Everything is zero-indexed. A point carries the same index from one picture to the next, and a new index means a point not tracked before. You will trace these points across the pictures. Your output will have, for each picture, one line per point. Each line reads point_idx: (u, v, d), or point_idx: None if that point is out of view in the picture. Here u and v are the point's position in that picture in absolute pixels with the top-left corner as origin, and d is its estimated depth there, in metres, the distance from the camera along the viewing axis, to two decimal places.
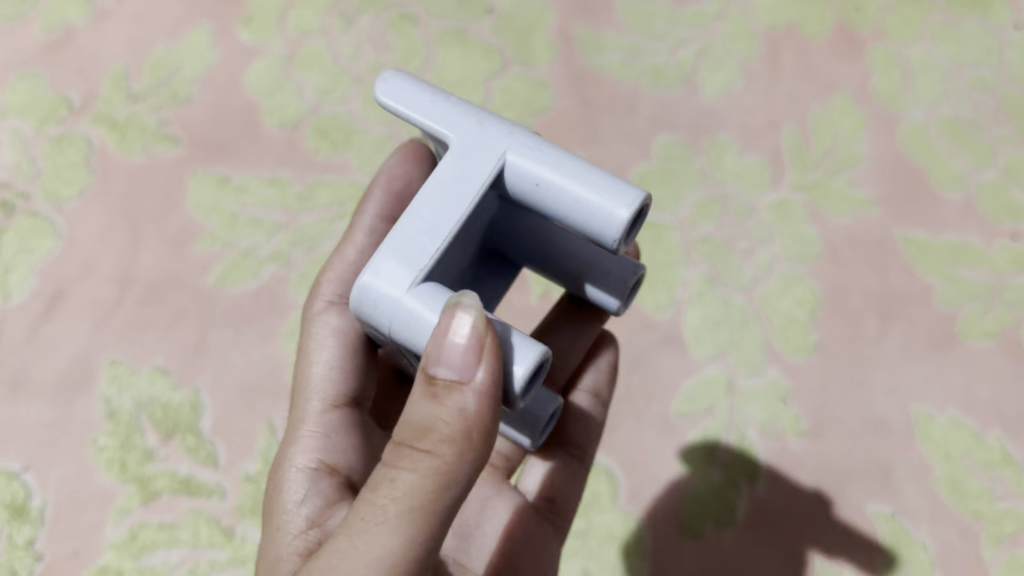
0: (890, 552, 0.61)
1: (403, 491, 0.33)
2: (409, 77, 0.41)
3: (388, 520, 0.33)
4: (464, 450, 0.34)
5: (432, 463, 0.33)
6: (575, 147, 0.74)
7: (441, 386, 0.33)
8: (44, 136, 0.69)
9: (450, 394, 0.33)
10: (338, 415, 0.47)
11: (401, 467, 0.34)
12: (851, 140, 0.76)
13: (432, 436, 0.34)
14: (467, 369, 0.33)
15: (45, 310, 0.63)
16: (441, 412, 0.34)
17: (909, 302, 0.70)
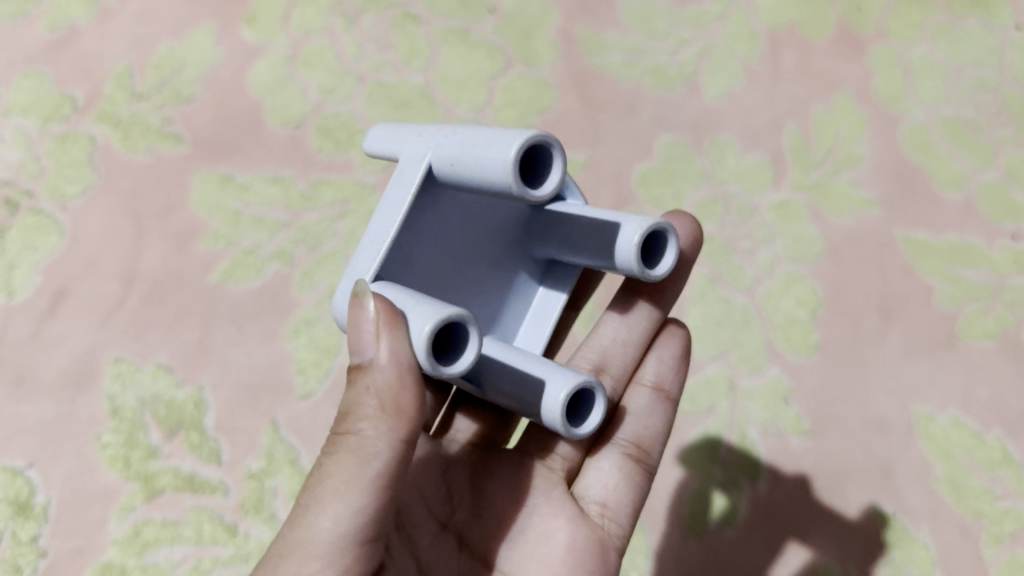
0: (889, 551, 0.62)
1: (330, 472, 0.34)
2: (383, 123, 0.46)
3: (318, 501, 0.34)
4: (382, 428, 0.34)
5: (354, 442, 0.34)
6: (577, 147, 0.74)
7: (357, 369, 0.35)
8: (48, 134, 0.69)
9: (365, 377, 0.34)
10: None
11: (331, 450, 0.35)
12: (853, 140, 0.76)
13: (353, 421, 0.34)
14: (374, 348, 0.34)
15: (48, 307, 0.63)
16: (361, 397, 0.34)
17: (909, 302, 0.70)
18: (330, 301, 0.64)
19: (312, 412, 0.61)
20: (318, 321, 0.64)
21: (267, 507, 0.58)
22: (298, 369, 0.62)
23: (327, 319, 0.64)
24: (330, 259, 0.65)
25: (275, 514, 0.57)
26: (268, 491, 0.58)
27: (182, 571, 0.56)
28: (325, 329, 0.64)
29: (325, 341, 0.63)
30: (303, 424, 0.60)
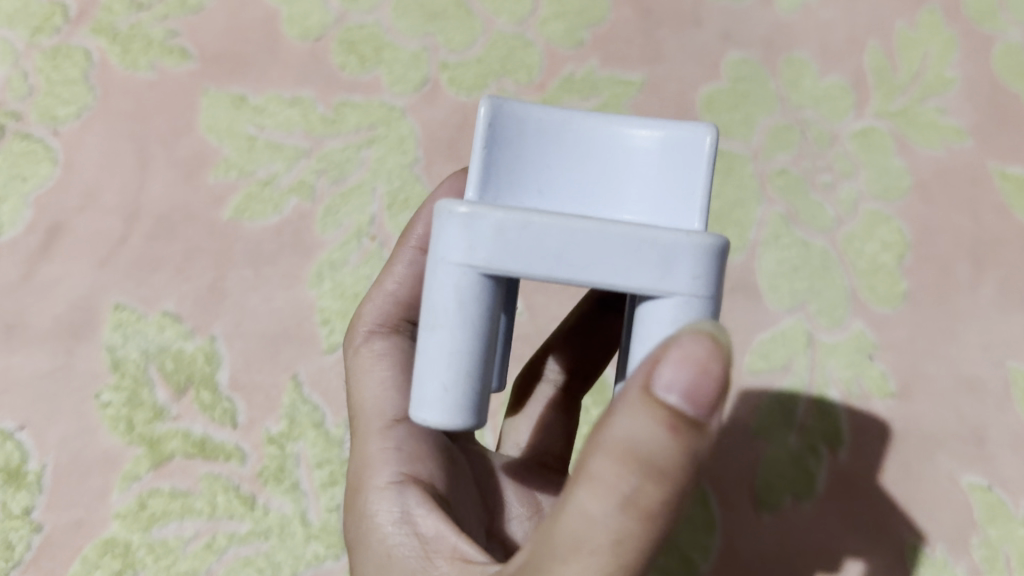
0: (984, 526, 0.55)
1: (624, 553, 0.26)
2: (509, 111, 0.34)
3: None
4: (687, 485, 0.26)
5: (654, 520, 0.26)
6: (633, 65, 0.65)
7: (676, 417, 0.25)
8: (36, 48, 0.60)
9: (686, 430, 0.25)
10: (410, 431, 0.38)
11: (626, 522, 0.25)
12: (941, 63, 0.66)
13: (665, 484, 0.25)
14: (696, 406, 0.25)
15: (41, 245, 0.56)
16: (675, 450, 0.25)
17: (1006, 245, 0.61)
18: (356, 241, 0.57)
19: (339, 369, 0.54)
20: (344, 266, 0.57)
21: (290, 477, 0.51)
22: (321, 319, 0.55)
23: (354, 264, 0.57)
24: (355, 194, 0.58)
25: (298, 484, 0.51)
26: (291, 459, 0.52)
27: (194, 548, 0.50)
28: (350, 273, 0.56)
29: (351, 287, 0.56)
30: (330, 383, 0.54)
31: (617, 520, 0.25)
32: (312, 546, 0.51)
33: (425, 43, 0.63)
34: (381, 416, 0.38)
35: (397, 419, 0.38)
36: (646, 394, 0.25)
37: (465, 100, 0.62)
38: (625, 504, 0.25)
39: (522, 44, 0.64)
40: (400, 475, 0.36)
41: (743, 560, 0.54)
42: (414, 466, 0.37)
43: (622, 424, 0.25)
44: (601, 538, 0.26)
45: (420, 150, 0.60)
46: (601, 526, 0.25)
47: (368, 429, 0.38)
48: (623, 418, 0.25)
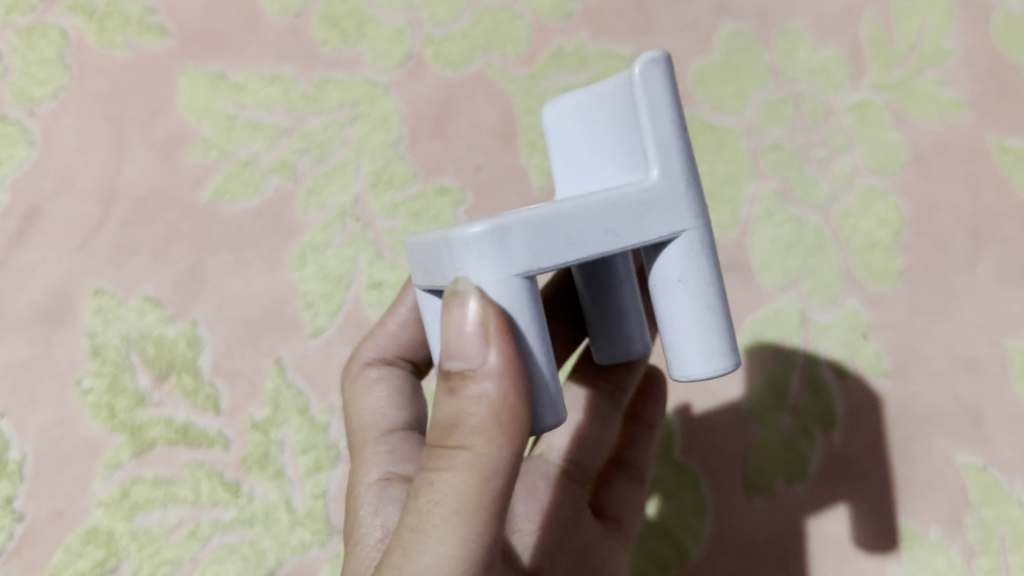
0: (979, 506, 0.54)
1: (443, 493, 0.29)
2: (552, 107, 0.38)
3: (435, 530, 0.29)
4: (490, 430, 0.29)
5: (468, 456, 0.29)
6: (623, 39, 0.63)
7: (457, 376, 0.30)
8: (11, 27, 0.59)
9: (469, 383, 0.29)
10: (403, 438, 0.43)
11: (438, 468, 0.29)
12: (939, 32, 0.64)
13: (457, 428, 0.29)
14: (480, 355, 0.29)
15: (18, 230, 0.55)
16: (465, 403, 0.29)
17: (1003, 221, 0.60)
18: (340, 223, 0.56)
19: (323, 353, 0.54)
20: (327, 248, 0.56)
21: (274, 464, 0.51)
22: (305, 302, 0.55)
23: (337, 245, 0.56)
24: (338, 174, 0.57)
25: (283, 471, 0.51)
26: (275, 445, 0.52)
27: (178, 536, 0.50)
28: (334, 256, 0.56)
29: (335, 270, 0.55)
30: (314, 368, 0.53)
31: (456, 462, 0.29)
32: (297, 534, 0.50)
33: (409, 17, 0.62)
34: (376, 427, 0.43)
35: (392, 429, 0.43)
36: (442, 370, 0.30)
37: (451, 75, 0.61)
38: (458, 447, 0.29)
39: (510, 18, 0.63)
40: (382, 474, 0.40)
41: (734, 544, 0.53)
42: (405, 467, 0.41)
43: (437, 405, 0.30)
44: (424, 490, 0.30)
45: (405, 128, 0.59)
46: (444, 477, 0.29)
47: (366, 438, 0.43)
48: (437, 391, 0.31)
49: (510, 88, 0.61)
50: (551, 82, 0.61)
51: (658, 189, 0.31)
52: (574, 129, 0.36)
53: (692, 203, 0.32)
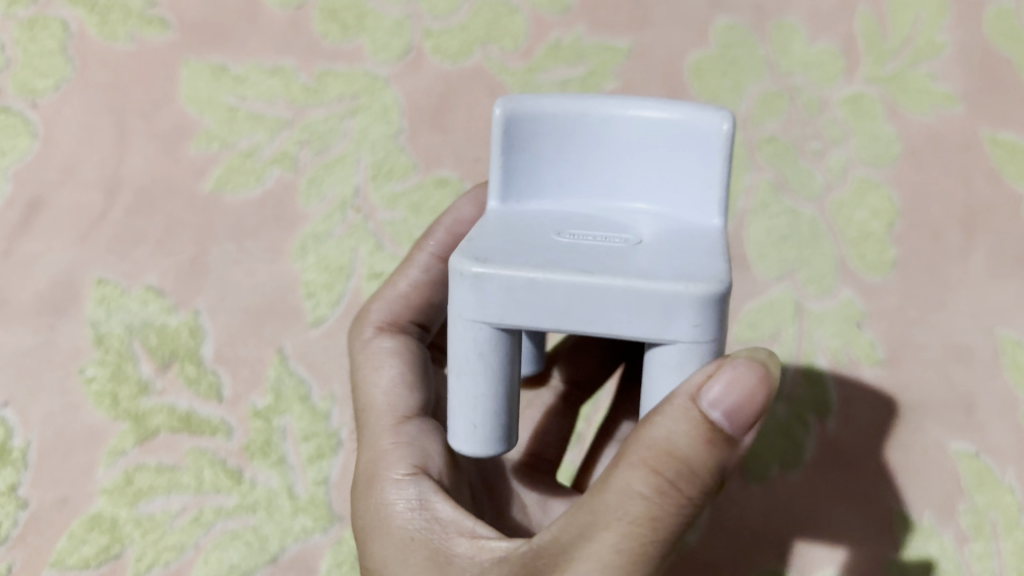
0: (971, 492, 0.54)
1: (646, 522, 0.31)
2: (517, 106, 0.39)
3: (621, 552, 0.31)
4: (707, 486, 0.31)
5: (679, 504, 0.31)
6: (621, 32, 0.64)
7: (711, 426, 0.30)
8: (13, 20, 0.59)
9: (715, 439, 0.30)
10: (419, 428, 0.42)
11: (649, 500, 0.30)
12: (933, 27, 0.64)
13: (692, 479, 0.30)
14: (729, 411, 0.30)
15: (22, 220, 0.55)
16: (710, 455, 0.30)
17: (994, 214, 0.61)
18: (340, 214, 0.57)
19: (324, 343, 0.54)
20: (328, 237, 0.56)
21: (276, 450, 0.52)
22: (306, 292, 0.55)
23: (338, 235, 0.56)
24: (338, 165, 0.58)
25: (285, 458, 0.52)
26: (278, 432, 0.52)
27: (181, 523, 0.50)
28: (335, 246, 0.56)
29: (336, 259, 0.56)
30: (316, 355, 0.54)
31: (630, 496, 0.31)
32: (300, 519, 0.51)
33: (408, 10, 0.62)
34: (390, 413, 0.42)
35: (408, 417, 0.42)
36: (693, 404, 0.30)
37: (449, 68, 0.61)
38: (636, 488, 0.31)
39: (508, 11, 0.63)
40: (412, 466, 0.39)
41: (729, 527, 0.55)
42: (426, 459, 0.40)
43: (657, 428, 0.31)
44: (630, 507, 0.31)
45: (405, 121, 0.60)
46: (635, 506, 0.31)
47: (378, 427, 0.42)
48: (670, 417, 0.30)
49: (509, 82, 0.61)
50: (549, 76, 0.62)
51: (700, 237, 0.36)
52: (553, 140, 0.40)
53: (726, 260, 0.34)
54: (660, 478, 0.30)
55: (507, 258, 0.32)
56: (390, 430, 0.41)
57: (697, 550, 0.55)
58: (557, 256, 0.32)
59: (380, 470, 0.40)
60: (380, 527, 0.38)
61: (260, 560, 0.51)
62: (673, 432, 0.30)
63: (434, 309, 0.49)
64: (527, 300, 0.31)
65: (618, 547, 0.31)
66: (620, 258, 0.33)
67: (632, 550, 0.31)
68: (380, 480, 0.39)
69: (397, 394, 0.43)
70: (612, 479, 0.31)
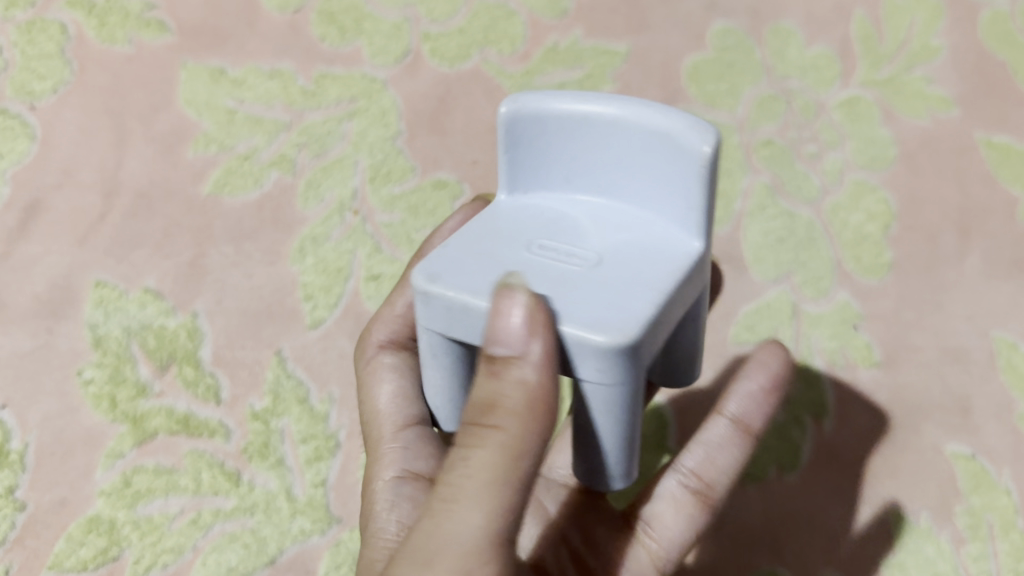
0: (969, 494, 0.53)
1: (477, 465, 0.29)
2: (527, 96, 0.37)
3: (469, 497, 0.29)
4: (539, 418, 0.30)
5: (501, 436, 0.30)
6: (617, 36, 0.64)
7: (500, 362, 0.30)
8: (11, 23, 0.60)
9: (509, 369, 0.30)
10: (419, 433, 0.41)
11: (468, 446, 0.30)
12: (927, 31, 0.66)
13: (501, 410, 0.30)
14: (522, 344, 0.29)
15: (21, 223, 0.55)
16: (513, 386, 0.30)
17: (991, 216, 0.61)
18: (339, 216, 0.57)
19: (322, 344, 0.54)
20: (326, 240, 0.56)
21: (274, 453, 0.52)
22: (305, 294, 0.55)
23: (337, 238, 0.56)
24: (337, 167, 0.58)
25: (283, 460, 0.52)
26: (275, 435, 0.52)
27: (179, 525, 0.50)
28: (333, 248, 0.56)
29: (334, 262, 0.56)
30: (313, 358, 0.54)
31: (460, 458, 0.30)
32: (298, 522, 0.50)
33: (406, 14, 0.63)
34: (391, 421, 0.42)
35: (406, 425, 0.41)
36: (488, 355, 0.31)
37: (446, 71, 0.61)
38: (469, 451, 0.30)
39: (505, 14, 0.64)
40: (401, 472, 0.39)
41: (727, 532, 0.53)
42: (419, 464, 0.40)
43: (477, 384, 0.31)
44: (478, 458, 0.29)
45: (403, 123, 0.60)
46: (477, 451, 0.30)
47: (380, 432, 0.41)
48: (487, 371, 0.31)
49: (507, 84, 0.61)
50: (547, 78, 0.62)
51: (662, 261, 0.34)
52: (547, 137, 0.38)
53: (671, 283, 0.33)
54: (471, 427, 0.30)
55: (445, 263, 0.33)
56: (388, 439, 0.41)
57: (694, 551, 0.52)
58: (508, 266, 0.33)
59: (373, 472, 0.40)
60: (367, 525, 0.38)
61: (258, 563, 0.49)
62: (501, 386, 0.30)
63: None
64: (458, 302, 0.31)
65: (475, 492, 0.29)
66: (556, 269, 0.33)
67: (502, 505, 0.29)
68: (372, 481, 0.40)
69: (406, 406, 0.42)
70: (464, 458, 0.30)
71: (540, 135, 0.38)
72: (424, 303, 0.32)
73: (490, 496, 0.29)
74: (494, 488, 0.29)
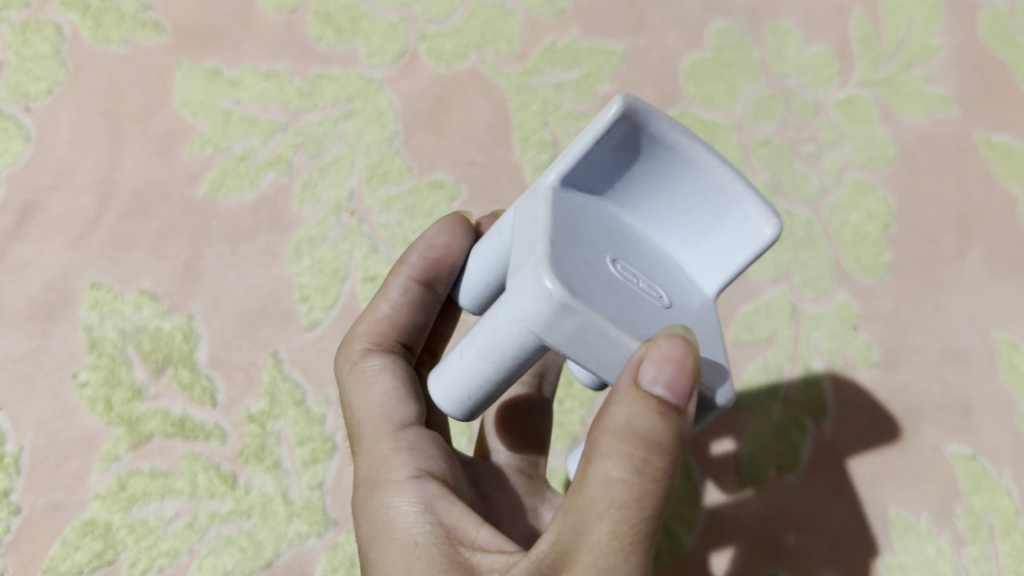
0: (969, 495, 0.54)
1: (636, 515, 0.28)
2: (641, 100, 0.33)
3: (626, 548, 0.28)
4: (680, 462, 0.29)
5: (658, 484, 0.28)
6: (614, 36, 0.64)
7: (653, 404, 0.28)
8: (6, 23, 0.59)
9: (664, 412, 0.28)
10: (417, 434, 0.38)
11: (619, 488, 0.28)
12: (926, 30, 0.65)
13: (660, 457, 0.28)
14: (679, 392, 0.28)
15: (15, 224, 0.55)
16: (665, 429, 0.28)
17: (990, 216, 0.61)
18: (335, 217, 0.57)
19: (319, 345, 0.54)
20: (323, 242, 0.56)
21: (271, 456, 0.52)
22: (301, 296, 0.55)
23: (333, 239, 0.56)
24: (333, 169, 0.58)
25: (280, 462, 0.52)
26: (272, 437, 0.52)
27: (175, 528, 0.50)
28: (330, 249, 0.56)
29: (331, 264, 0.56)
30: (310, 360, 0.54)
31: (613, 495, 0.28)
32: (294, 525, 0.50)
33: (404, 14, 0.63)
34: (387, 419, 0.39)
35: (407, 425, 0.39)
36: (635, 391, 0.28)
37: (444, 72, 0.61)
38: (617, 494, 0.28)
39: (502, 14, 0.63)
40: (416, 470, 0.36)
41: (727, 534, 0.52)
42: (427, 463, 0.37)
43: (616, 417, 0.28)
44: (630, 507, 0.28)
45: (399, 124, 0.59)
46: (631, 498, 0.28)
47: (376, 433, 0.38)
48: (626, 408, 0.28)
49: (504, 84, 0.61)
50: (544, 78, 0.61)
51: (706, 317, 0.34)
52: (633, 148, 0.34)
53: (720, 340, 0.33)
54: (620, 466, 0.28)
55: (576, 278, 0.29)
56: (388, 439, 0.38)
57: (693, 553, 0.52)
58: (620, 295, 0.30)
59: (379, 476, 0.37)
60: (384, 534, 0.35)
61: (254, 566, 0.49)
62: (646, 426, 0.28)
63: (416, 331, 0.44)
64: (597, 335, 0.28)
65: (633, 545, 0.28)
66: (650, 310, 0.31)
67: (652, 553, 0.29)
68: (379, 486, 0.36)
69: (400, 406, 0.39)
70: (610, 504, 0.28)
71: (626, 141, 0.34)
72: (551, 311, 0.28)
73: (644, 550, 0.28)
74: (648, 539, 0.28)
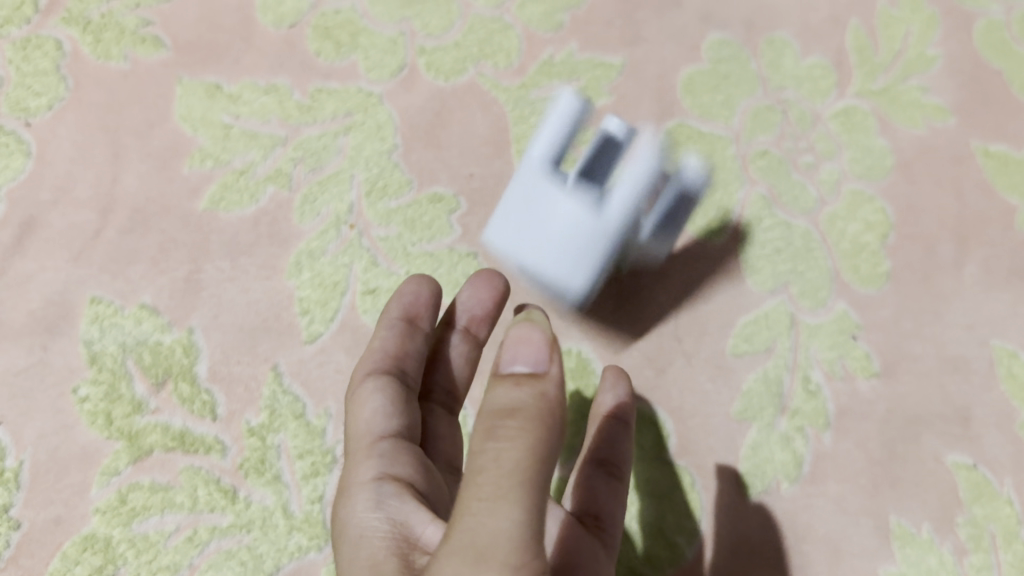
0: (969, 504, 0.54)
1: (510, 463, 0.31)
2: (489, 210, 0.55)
3: (505, 494, 0.31)
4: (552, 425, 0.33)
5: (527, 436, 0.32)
6: (612, 48, 0.64)
7: (518, 375, 0.34)
8: (7, 40, 0.60)
9: (529, 381, 0.34)
10: (393, 444, 0.41)
11: (499, 446, 0.32)
12: (922, 41, 0.66)
13: (524, 415, 0.32)
14: (542, 363, 0.35)
15: (16, 239, 0.55)
16: (529, 395, 0.33)
17: (988, 226, 0.61)
18: (335, 230, 0.57)
19: (319, 358, 0.54)
20: (323, 255, 0.56)
21: (271, 469, 0.52)
22: (301, 309, 0.55)
23: (333, 252, 0.56)
24: (334, 182, 0.58)
25: (280, 476, 0.51)
26: (272, 450, 0.52)
27: (175, 542, 0.50)
28: (330, 262, 0.56)
29: (331, 276, 0.56)
30: (310, 373, 0.54)
31: (489, 460, 0.31)
32: (295, 538, 0.50)
33: (402, 28, 0.63)
34: (368, 432, 0.42)
35: (382, 436, 0.41)
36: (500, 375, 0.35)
37: (443, 85, 0.61)
38: (493, 452, 0.32)
39: (500, 27, 0.63)
40: (379, 473, 0.39)
41: (728, 544, 0.53)
42: (393, 467, 0.40)
43: (494, 400, 0.34)
44: (505, 458, 0.31)
45: (398, 137, 0.60)
46: (506, 449, 0.31)
47: (357, 443, 0.41)
48: (503, 393, 0.33)
49: (502, 97, 0.61)
50: (542, 92, 0.62)
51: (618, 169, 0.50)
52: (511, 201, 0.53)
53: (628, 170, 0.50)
54: (496, 431, 0.32)
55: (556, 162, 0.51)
56: (365, 449, 0.41)
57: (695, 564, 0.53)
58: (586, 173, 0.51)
59: (349, 480, 0.40)
60: (346, 532, 0.38)
61: None
62: (515, 397, 0.33)
63: (411, 360, 0.46)
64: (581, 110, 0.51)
65: (512, 486, 0.31)
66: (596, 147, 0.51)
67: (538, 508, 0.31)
68: (348, 487, 0.39)
69: (384, 422, 0.42)
70: (491, 458, 0.31)
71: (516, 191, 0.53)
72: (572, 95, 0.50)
73: (518, 497, 0.31)
74: (524, 484, 0.31)
